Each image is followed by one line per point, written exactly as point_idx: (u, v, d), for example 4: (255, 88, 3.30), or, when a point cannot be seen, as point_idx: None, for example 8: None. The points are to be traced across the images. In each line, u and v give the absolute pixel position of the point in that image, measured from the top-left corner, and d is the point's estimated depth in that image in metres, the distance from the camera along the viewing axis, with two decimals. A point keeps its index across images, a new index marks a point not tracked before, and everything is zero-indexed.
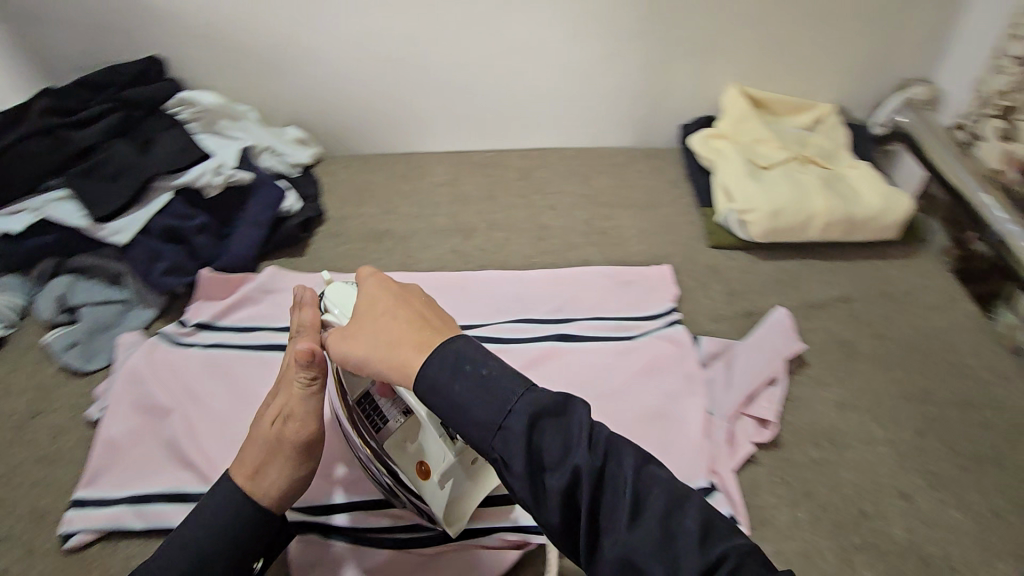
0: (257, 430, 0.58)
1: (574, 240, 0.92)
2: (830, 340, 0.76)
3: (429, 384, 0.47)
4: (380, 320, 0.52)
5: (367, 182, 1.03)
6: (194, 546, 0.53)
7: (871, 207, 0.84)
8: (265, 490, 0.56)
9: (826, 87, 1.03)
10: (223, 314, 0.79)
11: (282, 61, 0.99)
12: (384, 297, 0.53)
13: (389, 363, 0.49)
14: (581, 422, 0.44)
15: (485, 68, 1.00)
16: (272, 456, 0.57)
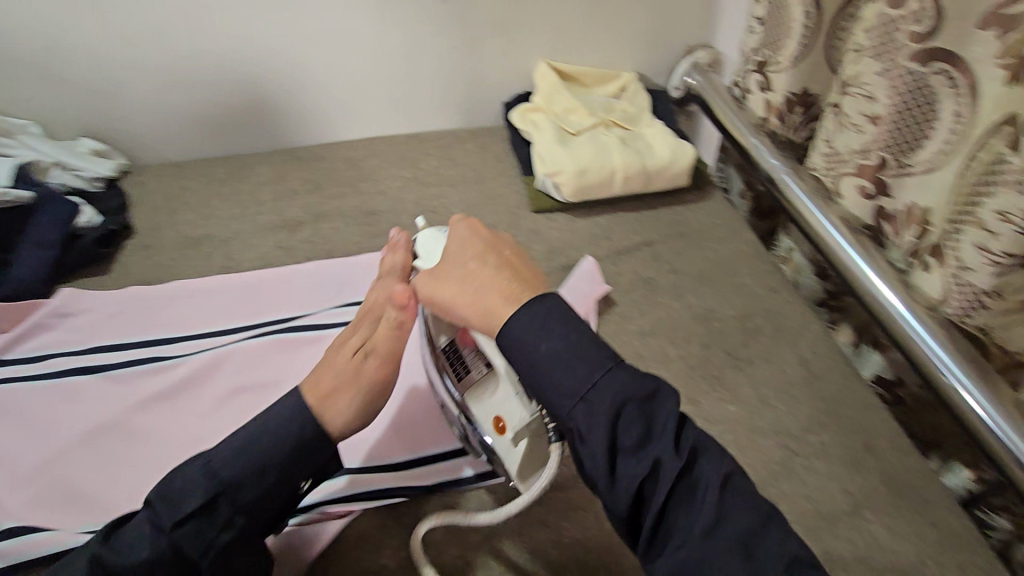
0: (335, 356, 0.61)
1: (402, 220, 0.93)
2: (634, 280, 0.84)
3: (512, 336, 0.52)
4: (467, 270, 0.57)
5: (184, 188, 0.98)
6: (255, 455, 0.54)
7: (661, 157, 0.93)
8: (331, 413, 0.58)
9: (625, 58, 1.14)
10: (9, 347, 0.72)
11: (60, 69, 0.91)
12: (471, 247, 0.58)
13: (474, 316, 0.55)
14: (665, 419, 0.48)
15: (293, 58, 0.97)
16: (346, 387, 0.59)
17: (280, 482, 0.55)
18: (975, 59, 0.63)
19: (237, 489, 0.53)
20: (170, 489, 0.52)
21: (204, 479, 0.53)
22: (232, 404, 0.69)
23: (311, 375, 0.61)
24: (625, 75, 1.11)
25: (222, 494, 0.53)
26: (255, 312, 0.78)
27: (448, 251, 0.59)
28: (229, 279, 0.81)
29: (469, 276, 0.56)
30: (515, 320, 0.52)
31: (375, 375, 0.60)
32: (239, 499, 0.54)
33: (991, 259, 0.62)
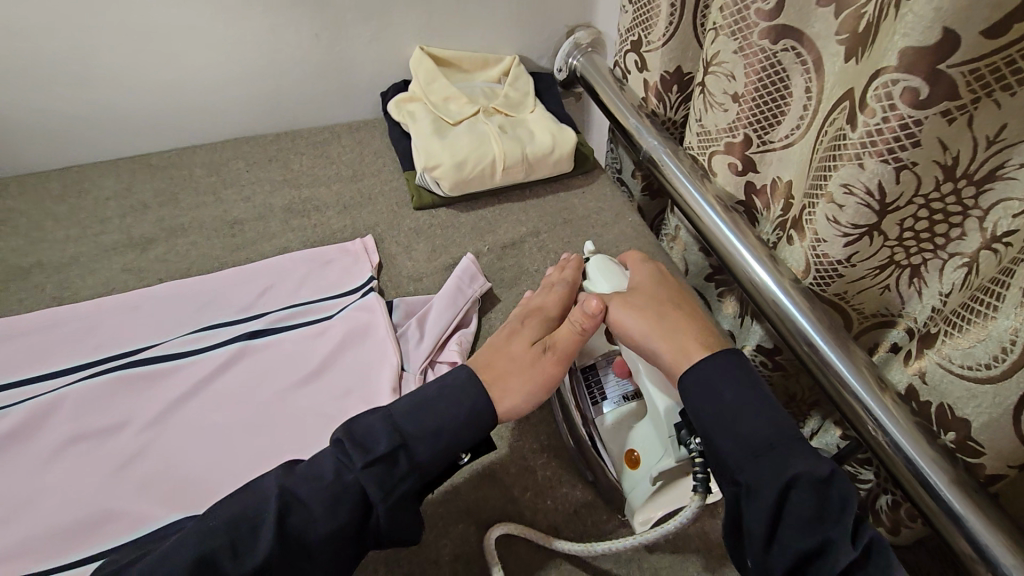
0: (517, 340, 0.61)
1: (271, 229, 0.85)
2: (521, 273, 0.81)
3: (703, 373, 0.54)
4: (667, 308, 0.61)
5: (10, 210, 0.85)
6: (431, 413, 0.54)
7: (542, 144, 0.90)
8: (507, 396, 0.57)
9: (505, 41, 1.10)
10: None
11: None
12: (667, 294, 0.63)
13: (671, 350, 0.57)
14: (843, 506, 0.47)
15: (132, 53, 0.86)
16: (522, 376, 0.58)
17: (458, 443, 0.53)
18: (818, 35, 0.65)
19: (419, 442, 0.52)
20: (357, 433, 0.52)
21: (386, 430, 0.52)
22: (66, 457, 0.60)
23: (486, 355, 0.61)
24: (507, 58, 1.08)
25: (406, 444, 0.51)
26: (93, 349, 0.69)
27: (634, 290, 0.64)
28: (61, 314, 0.71)
29: (656, 313, 0.60)
30: (709, 359, 0.54)
31: (554, 370, 0.59)
32: (417, 455, 0.52)
33: (841, 231, 0.64)
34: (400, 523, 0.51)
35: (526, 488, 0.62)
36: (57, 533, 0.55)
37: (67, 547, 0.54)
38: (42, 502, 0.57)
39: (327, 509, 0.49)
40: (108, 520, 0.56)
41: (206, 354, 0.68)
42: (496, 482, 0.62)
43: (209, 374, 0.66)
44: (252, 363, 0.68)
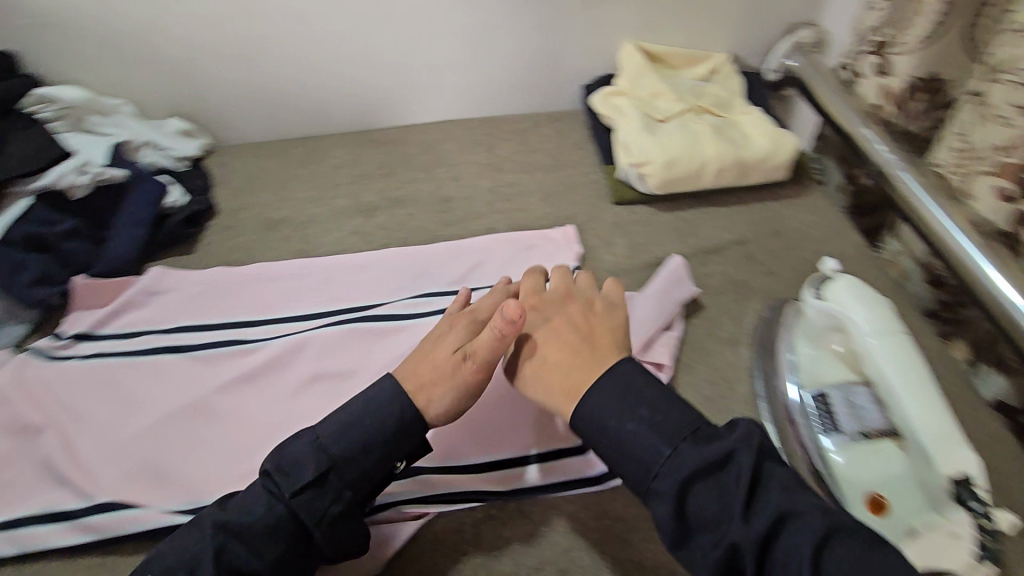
0: (442, 348, 0.58)
1: (476, 208, 0.90)
2: (726, 281, 0.76)
3: (596, 405, 0.51)
4: (566, 331, 0.56)
5: (265, 169, 0.98)
6: (360, 431, 0.52)
7: (758, 148, 0.85)
8: (423, 406, 0.55)
9: (718, 39, 1.05)
10: (101, 322, 0.72)
11: (144, 48, 0.91)
12: (564, 315, 0.58)
13: (562, 381, 0.54)
14: (738, 480, 0.46)
15: (376, 37, 0.94)
16: (440, 383, 0.56)
17: (376, 459, 0.52)
18: None
19: (348, 464, 0.51)
20: (292, 454, 0.51)
21: (313, 452, 0.51)
22: (310, 392, 0.66)
23: (407, 363, 0.58)
24: (717, 57, 1.03)
25: (335, 467, 0.51)
26: (333, 298, 0.76)
27: (533, 309, 0.60)
28: (305, 264, 0.79)
29: (538, 341, 0.57)
30: (591, 393, 0.52)
31: (472, 384, 0.56)
32: (348, 475, 0.51)
33: None
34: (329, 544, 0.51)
35: None
36: None
37: None
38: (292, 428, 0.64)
39: (266, 538, 0.49)
40: None
41: (423, 319, 0.72)
42: None
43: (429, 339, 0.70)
44: None
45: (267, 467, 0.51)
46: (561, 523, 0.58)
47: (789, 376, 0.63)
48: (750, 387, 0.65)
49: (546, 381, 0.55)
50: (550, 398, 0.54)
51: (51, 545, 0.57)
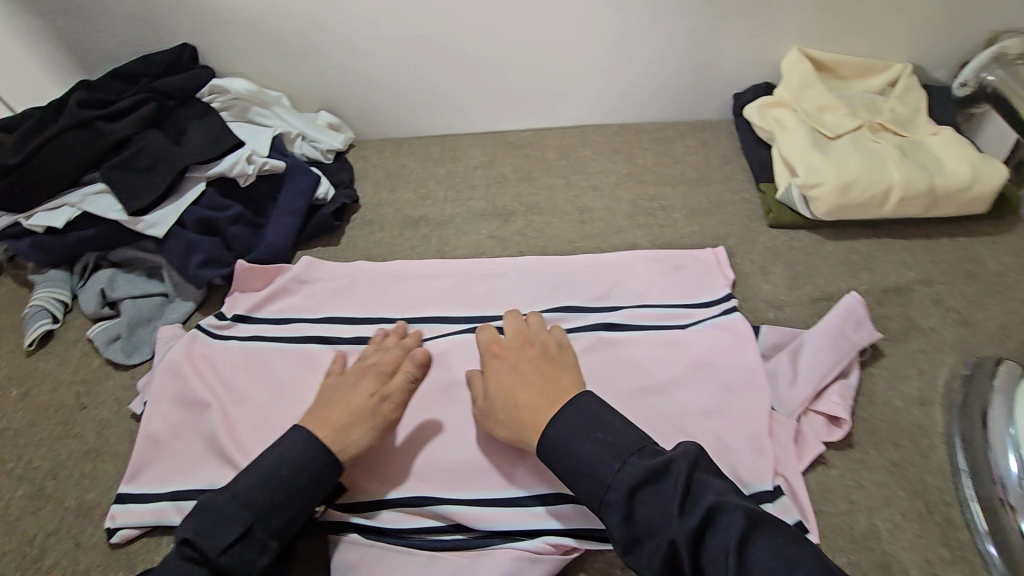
0: (356, 394, 0.61)
1: (617, 221, 0.86)
2: (908, 327, 0.68)
3: (557, 436, 0.52)
4: (524, 370, 0.59)
5: (404, 166, 0.99)
6: (276, 482, 0.54)
7: (956, 177, 0.74)
8: (340, 445, 0.57)
9: (901, 45, 0.92)
10: (257, 305, 0.75)
11: (300, 44, 0.92)
12: (525, 355, 0.61)
13: (530, 418, 0.55)
14: (674, 485, 0.47)
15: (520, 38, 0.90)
16: (359, 421, 0.59)
17: (293, 508, 0.54)
18: None
19: (270, 514, 0.53)
20: (214, 518, 0.52)
21: (238, 509, 0.52)
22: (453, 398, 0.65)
23: (321, 408, 0.60)
24: (897, 65, 0.91)
25: (257, 520, 0.52)
26: (473, 303, 0.75)
27: (490, 353, 0.62)
28: (446, 266, 0.79)
29: (503, 377, 0.59)
30: (553, 423, 0.53)
31: (389, 419, 0.60)
32: (269, 525, 0.53)
33: None
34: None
35: None
36: (452, 471, 0.60)
37: (459, 484, 0.60)
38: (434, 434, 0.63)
39: None
40: (488, 472, 0.60)
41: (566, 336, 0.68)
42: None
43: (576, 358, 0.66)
44: (610, 354, 0.65)
45: (183, 536, 0.51)
46: None
47: (1008, 450, 0.57)
48: (946, 454, 0.58)
49: (511, 421, 0.56)
50: (518, 435, 0.56)
51: None
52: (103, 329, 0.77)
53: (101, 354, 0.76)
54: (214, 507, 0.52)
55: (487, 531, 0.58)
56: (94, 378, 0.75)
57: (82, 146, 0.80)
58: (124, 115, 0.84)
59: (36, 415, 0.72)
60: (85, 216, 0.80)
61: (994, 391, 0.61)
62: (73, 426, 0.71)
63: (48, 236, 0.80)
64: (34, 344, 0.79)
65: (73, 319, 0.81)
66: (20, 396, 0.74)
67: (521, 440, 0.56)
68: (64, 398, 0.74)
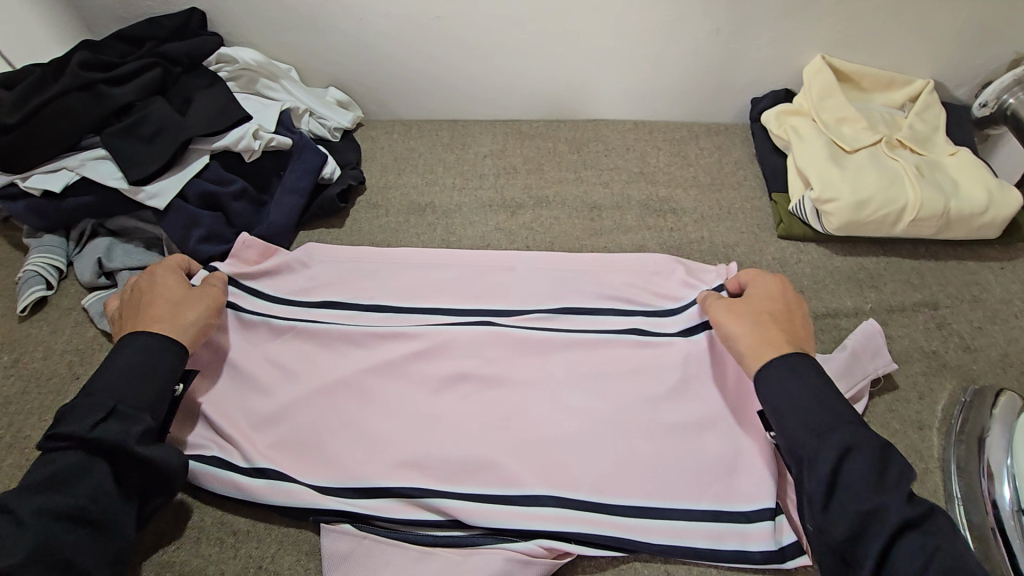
0: (166, 290, 0.65)
1: (627, 221, 0.85)
2: (913, 349, 0.68)
3: (791, 368, 0.54)
4: (793, 307, 0.61)
5: (412, 149, 0.97)
6: (139, 369, 0.58)
7: (971, 202, 0.74)
8: (177, 328, 0.62)
9: (927, 59, 0.90)
10: (247, 275, 0.73)
11: (313, 18, 0.89)
12: (798, 307, 0.61)
13: (780, 337, 0.57)
14: (899, 471, 0.49)
15: (539, 25, 0.87)
16: (183, 307, 0.64)
17: (152, 388, 0.58)
18: None
19: (138, 394, 0.57)
20: (74, 411, 0.54)
21: (107, 396, 0.56)
22: (454, 392, 0.65)
23: (141, 312, 0.63)
24: (920, 81, 0.89)
25: (126, 396, 0.56)
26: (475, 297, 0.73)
27: (760, 274, 0.65)
28: (453, 258, 0.77)
29: (775, 305, 0.60)
30: (799, 357, 0.55)
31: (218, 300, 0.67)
32: (138, 400, 0.57)
33: None
34: (135, 481, 0.56)
35: None
36: (455, 466, 0.60)
37: (458, 479, 0.60)
38: (435, 428, 0.62)
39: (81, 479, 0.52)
40: (488, 468, 0.60)
41: (571, 337, 0.68)
42: None
43: (582, 362, 0.66)
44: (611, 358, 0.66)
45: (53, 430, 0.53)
46: None
47: (1004, 477, 0.59)
48: (941, 481, 0.59)
49: (758, 326, 0.58)
50: (756, 342, 0.57)
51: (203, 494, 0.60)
52: (99, 299, 0.76)
53: (95, 324, 0.75)
54: (76, 402, 0.55)
55: (483, 529, 0.57)
56: (87, 348, 0.74)
57: (85, 109, 0.78)
58: (128, 80, 0.81)
59: (27, 383, 0.71)
60: (83, 182, 0.78)
61: (992, 420, 0.61)
62: (65, 396, 0.70)
63: (45, 200, 0.78)
64: (27, 310, 0.77)
65: (67, 287, 0.80)
66: (11, 362, 0.73)
67: (756, 348, 0.57)
68: (56, 367, 0.73)
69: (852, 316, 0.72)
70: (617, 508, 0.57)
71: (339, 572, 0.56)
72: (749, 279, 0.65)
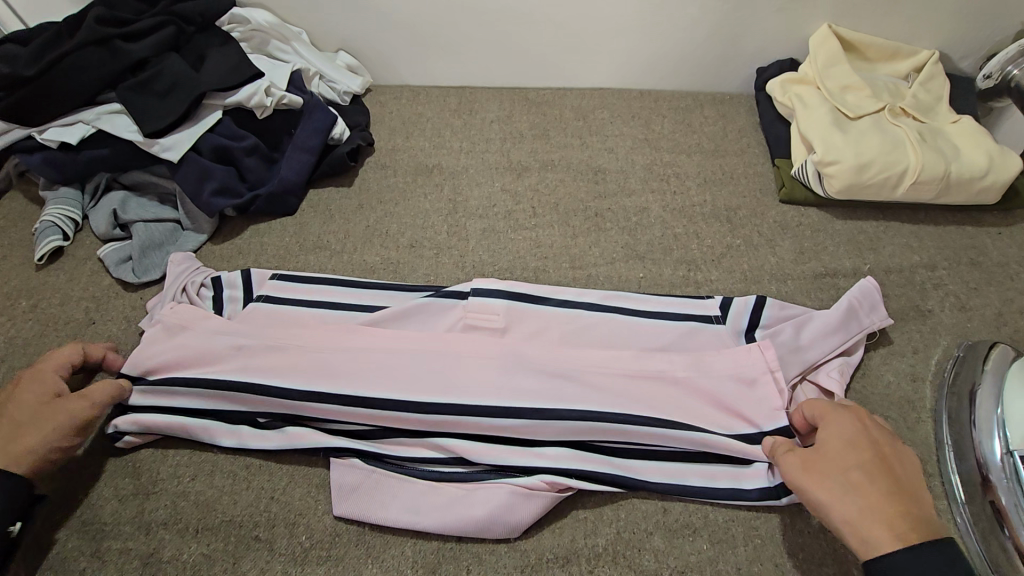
0: (16, 404, 0.57)
1: (630, 184, 0.86)
2: (907, 307, 0.70)
3: (914, 558, 0.44)
4: (885, 455, 0.49)
5: (420, 114, 0.98)
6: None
7: (972, 165, 0.75)
8: (11, 456, 0.54)
9: (933, 30, 0.91)
10: (170, 363, 0.63)
11: None
12: (885, 445, 0.50)
13: (890, 512, 0.46)
14: None
15: None
16: (27, 428, 0.56)
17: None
18: None
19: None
20: None
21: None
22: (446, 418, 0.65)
23: None
24: (925, 50, 0.89)
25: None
26: (448, 388, 0.60)
27: (830, 411, 0.53)
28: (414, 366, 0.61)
29: (859, 455, 0.49)
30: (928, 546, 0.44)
31: (82, 419, 0.58)
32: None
33: None
34: None
35: None
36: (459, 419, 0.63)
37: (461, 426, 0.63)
38: None
39: None
40: None
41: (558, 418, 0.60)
42: None
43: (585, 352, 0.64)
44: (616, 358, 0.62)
45: None
46: (713, 517, 0.57)
47: (994, 429, 0.59)
48: (932, 429, 0.62)
49: (855, 496, 0.47)
50: (859, 521, 0.46)
51: (217, 441, 0.62)
52: (114, 249, 0.78)
53: (111, 273, 0.77)
54: None
55: (485, 466, 0.59)
56: (103, 295, 0.76)
57: (100, 64, 0.79)
58: (143, 36, 0.82)
59: (45, 326, 0.74)
60: (99, 135, 0.80)
61: (984, 373, 0.63)
62: (82, 339, 0.73)
63: (61, 152, 0.80)
64: (43, 259, 0.79)
65: (83, 238, 0.82)
66: (29, 307, 0.75)
67: (866, 535, 0.46)
68: (71, 313, 0.75)
69: (850, 276, 0.74)
70: (616, 449, 0.59)
71: (348, 501, 0.58)
72: (820, 422, 0.53)
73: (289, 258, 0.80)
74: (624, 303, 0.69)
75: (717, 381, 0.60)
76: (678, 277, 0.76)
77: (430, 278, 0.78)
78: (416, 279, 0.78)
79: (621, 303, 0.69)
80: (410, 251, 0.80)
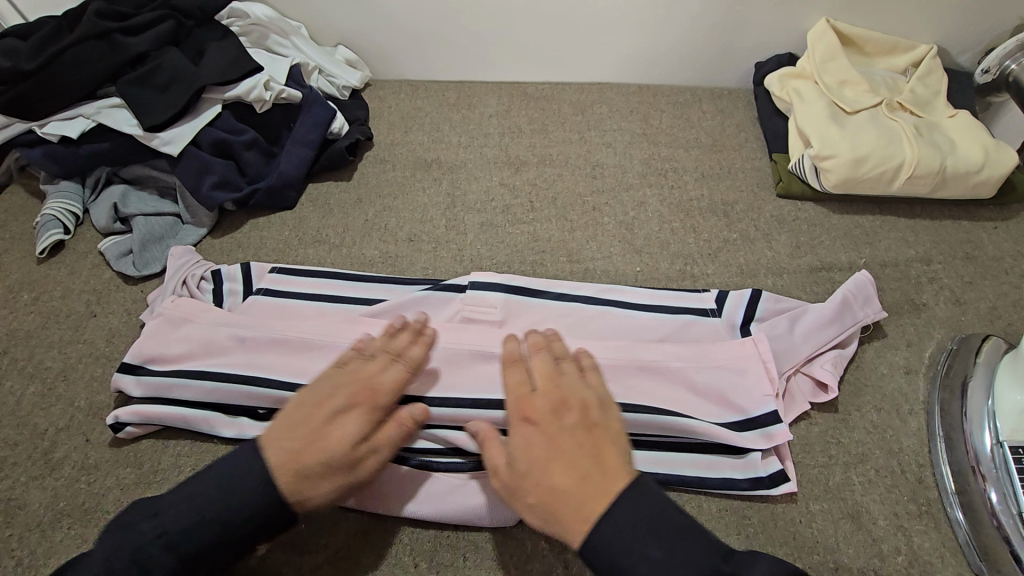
0: (341, 434, 0.52)
1: (628, 179, 0.87)
2: (902, 300, 0.71)
3: (613, 530, 0.45)
4: (558, 437, 0.49)
5: (418, 108, 0.98)
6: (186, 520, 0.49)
7: (968, 160, 0.75)
8: (297, 488, 0.50)
9: (932, 25, 0.91)
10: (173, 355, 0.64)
11: None
12: (552, 425, 0.50)
13: (572, 499, 0.46)
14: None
15: None
16: (330, 470, 0.51)
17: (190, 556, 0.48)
18: None
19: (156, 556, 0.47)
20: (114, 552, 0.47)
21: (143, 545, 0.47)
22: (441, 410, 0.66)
23: (290, 441, 0.51)
24: (923, 45, 0.89)
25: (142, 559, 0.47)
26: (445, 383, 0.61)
27: (514, 395, 0.54)
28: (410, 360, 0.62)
29: (533, 447, 0.49)
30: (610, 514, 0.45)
31: (368, 474, 0.53)
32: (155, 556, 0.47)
33: None
34: None
35: (898, 550, 0.55)
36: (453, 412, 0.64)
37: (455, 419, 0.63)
38: None
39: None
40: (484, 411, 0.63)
41: None
42: (858, 525, 0.56)
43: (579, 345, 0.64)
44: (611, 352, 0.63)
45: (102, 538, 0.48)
46: (705, 506, 0.58)
47: (984, 420, 0.60)
48: (924, 421, 0.62)
49: (545, 502, 0.47)
50: (559, 519, 0.46)
51: (219, 432, 0.63)
52: (114, 243, 0.78)
53: (111, 266, 0.77)
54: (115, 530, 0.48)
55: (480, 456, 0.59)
56: (104, 288, 0.77)
57: (99, 58, 0.80)
58: (142, 30, 0.82)
59: (47, 319, 0.74)
60: (99, 130, 0.80)
61: (976, 366, 0.64)
62: (83, 331, 0.73)
63: (63, 146, 0.80)
64: (44, 253, 0.80)
65: (83, 232, 0.82)
66: (30, 300, 0.76)
67: (564, 526, 0.47)
68: (73, 306, 0.75)
69: (845, 271, 0.74)
70: None
71: None
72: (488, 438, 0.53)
73: (288, 251, 0.81)
74: (622, 297, 0.69)
75: (714, 374, 0.61)
76: (675, 271, 0.77)
77: (429, 272, 0.79)
78: (415, 273, 0.79)
79: (619, 296, 0.69)
80: (408, 245, 0.81)
